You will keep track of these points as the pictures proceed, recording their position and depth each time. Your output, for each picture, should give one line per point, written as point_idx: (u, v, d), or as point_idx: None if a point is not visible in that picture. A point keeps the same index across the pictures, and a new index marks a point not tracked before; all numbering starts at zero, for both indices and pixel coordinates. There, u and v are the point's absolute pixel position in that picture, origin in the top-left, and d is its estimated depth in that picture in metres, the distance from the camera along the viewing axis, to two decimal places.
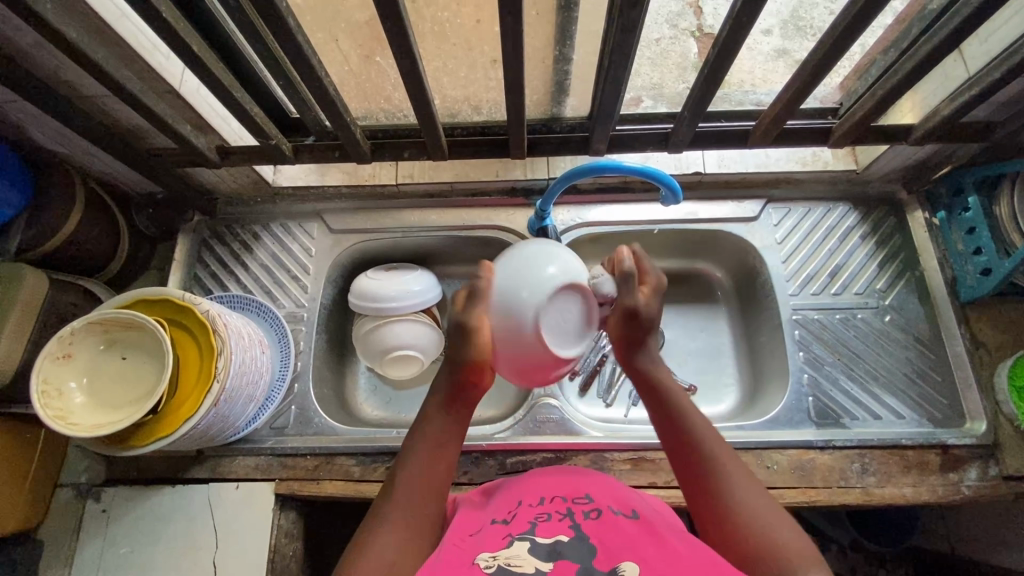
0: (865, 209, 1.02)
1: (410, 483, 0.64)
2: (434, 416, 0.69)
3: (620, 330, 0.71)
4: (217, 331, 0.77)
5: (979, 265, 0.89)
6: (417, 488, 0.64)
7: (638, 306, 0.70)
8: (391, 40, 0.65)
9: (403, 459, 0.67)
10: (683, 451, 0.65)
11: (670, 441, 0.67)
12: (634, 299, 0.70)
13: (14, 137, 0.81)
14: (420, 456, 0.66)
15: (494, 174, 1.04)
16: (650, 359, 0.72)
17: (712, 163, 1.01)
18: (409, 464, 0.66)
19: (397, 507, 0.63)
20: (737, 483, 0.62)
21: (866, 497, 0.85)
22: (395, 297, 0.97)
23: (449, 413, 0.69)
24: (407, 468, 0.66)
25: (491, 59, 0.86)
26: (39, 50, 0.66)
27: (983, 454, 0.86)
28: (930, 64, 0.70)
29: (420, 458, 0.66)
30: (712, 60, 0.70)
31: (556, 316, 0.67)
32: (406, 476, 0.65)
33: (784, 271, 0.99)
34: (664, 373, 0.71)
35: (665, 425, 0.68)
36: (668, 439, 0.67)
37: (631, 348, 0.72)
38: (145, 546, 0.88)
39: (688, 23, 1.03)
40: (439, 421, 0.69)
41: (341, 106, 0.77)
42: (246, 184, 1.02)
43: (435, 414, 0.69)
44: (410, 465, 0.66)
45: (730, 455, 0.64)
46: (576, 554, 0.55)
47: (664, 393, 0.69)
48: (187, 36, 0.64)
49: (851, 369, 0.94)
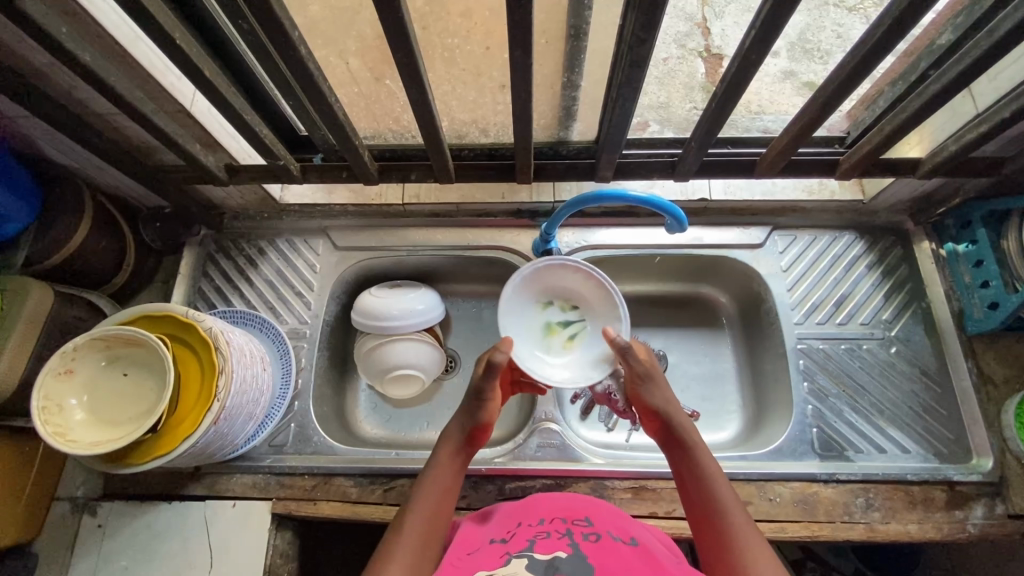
0: (871, 239, 1.01)
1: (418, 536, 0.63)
2: (449, 469, 0.70)
3: (643, 400, 0.72)
4: (218, 349, 0.76)
5: (987, 298, 0.89)
6: (426, 543, 0.63)
7: (648, 373, 0.73)
8: (401, 69, 0.65)
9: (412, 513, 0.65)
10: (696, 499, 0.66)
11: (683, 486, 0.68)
12: (637, 368, 0.73)
13: (26, 150, 0.82)
14: (430, 509, 0.66)
15: (501, 197, 1.04)
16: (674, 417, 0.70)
17: (719, 190, 1.00)
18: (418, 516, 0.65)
19: (406, 555, 0.61)
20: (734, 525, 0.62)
21: (870, 533, 0.84)
22: (396, 315, 0.97)
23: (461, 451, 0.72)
24: (413, 520, 0.65)
25: (500, 85, 0.89)
26: (54, 69, 0.67)
27: (989, 492, 0.85)
28: (939, 103, 0.70)
29: (433, 511, 0.66)
30: (719, 95, 0.70)
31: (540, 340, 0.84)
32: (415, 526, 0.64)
33: (788, 299, 0.99)
34: (691, 430, 0.70)
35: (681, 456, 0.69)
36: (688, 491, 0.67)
37: (651, 414, 0.72)
38: (138, 563, 0.87)
39: (696, 43, 1.05)
40: (456, 476, 0.70)
41: (350, 129, 0.77)
42: (253, 201, 1.03)
43: (449, 468, 0.70)
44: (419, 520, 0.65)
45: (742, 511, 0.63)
46: (575, 572, 0.55)
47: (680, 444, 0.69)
48: (200, 62, 0.65)
49: (856, 402, 0.93)
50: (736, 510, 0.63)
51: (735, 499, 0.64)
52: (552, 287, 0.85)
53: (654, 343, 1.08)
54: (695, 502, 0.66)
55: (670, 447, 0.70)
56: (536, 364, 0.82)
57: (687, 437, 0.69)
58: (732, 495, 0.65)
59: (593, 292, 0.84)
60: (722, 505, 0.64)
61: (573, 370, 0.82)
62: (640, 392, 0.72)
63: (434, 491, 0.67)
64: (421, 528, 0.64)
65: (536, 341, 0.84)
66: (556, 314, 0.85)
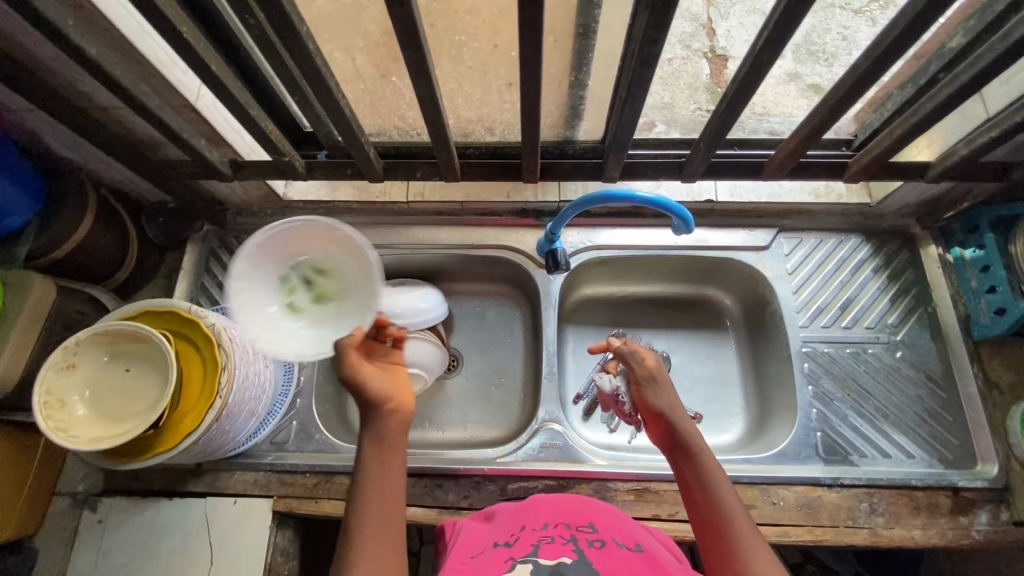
0: (877, 243, 1.01)
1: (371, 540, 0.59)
2: (377, 458, 0.64)
3: (647, 403, 0.72)
4: (223, 346, 0.76)
5: (994, 303, 0.89)
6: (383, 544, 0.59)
7: (654, 377, 0.73)
8: (409, 66, 0.65)
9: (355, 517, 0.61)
10: (700, 507, 0.64)
11: (686, 494, 0.66)
12: (642, 371, 0.73)
13: (29, 143, 0.81)
14: (371, 507, 0.61)
15: (506, 196, 1.04)
16: (680, 424, 0.69)
17: (725, 192, 1.00)
18: (361, 519, 0.60)
19: (363, 566, 0.57)
20: (738, 535, 0.61)
21: (874, 538, 0.83)
22: (400, 314, 0.96)
23: (385, 435, 0.66)
24: (362, 531, 0.59)
25: (507, 83, 0.88)
26: (58, 61, 0.66)
27: (994, 498, 0.85)
28: (950, 107, 0.70)
29: (376, 508, 0.61)
30: (730, 96, 0.69)
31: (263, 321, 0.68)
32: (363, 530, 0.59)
33: (794, 301, 0.98)
34: (697, 436, 0.69)
35: (685, 463, 0.67)
36: (691, 499, 0.65)
37: (655, 419, 0.71)
38: (139, 559, 0.86)
39: (701, 44, 1.05)
40: (390, 463, 0.64)
41: (357, 126, 0.77)
42: (257, 197, 1.02)
43: (376, 458, 0.64)
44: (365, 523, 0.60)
45: (747, 519, 0.62)
46: None
47: (686, 451, 0.68)
48: (207, 57, 0.65)
49: (860, 406, 0.92)
50: (742, 518, 0.62)
51: (739, 506, 0.63)
52: (280, 260, 0.70)
53: (657, 345, 1.08)
54: (698, 510, 0.64)
55: (673, 453, 0.69)
56: (308, 348, 0.68)
57: (693, 444, 0.68)
58: (736, 500, 0.64)
59: (339, 245, 0.71)
60: (727, 511, 0.63)
61: (354, 327, 0.70)
62: (645, 396, 0.72)
63: (370, 488, 0.62)
64: (370, 531, 0.59)
65: (271, 324, 0.69)
66: (311, 291, 0.71)
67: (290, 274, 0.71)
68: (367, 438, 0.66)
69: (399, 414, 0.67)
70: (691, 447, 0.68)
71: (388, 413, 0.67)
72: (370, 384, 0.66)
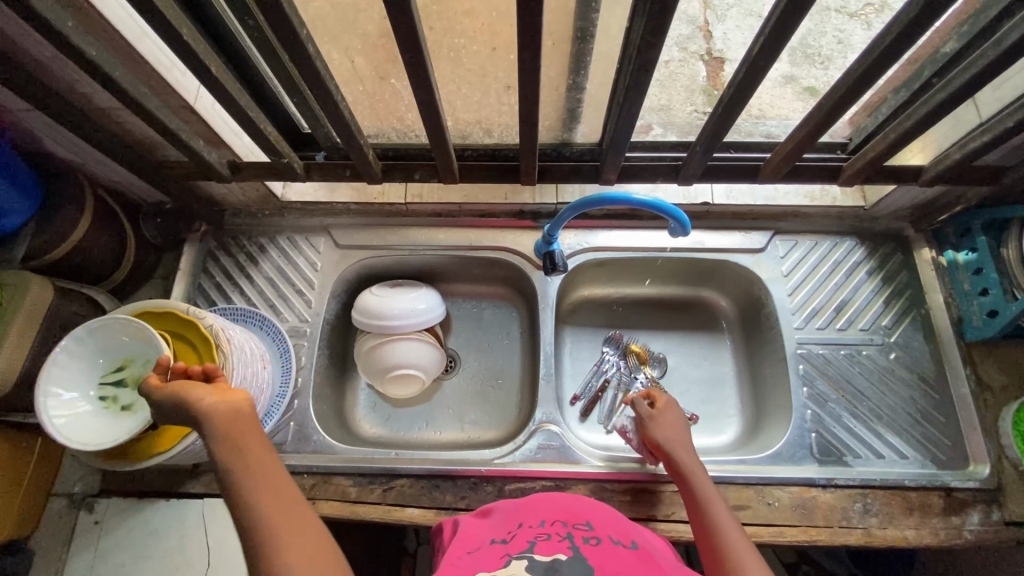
0: (872, 245, 1.02)
1: (285, 532, 0.55)
2: (240, 462, 0.58)
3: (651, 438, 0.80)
4: (220, 346, 0.76)
5: (986, 306, 0.90)
6: (301, 527, 0.56)
7: (658, 415, 0.82)
8: (409, 70, 0.65)
9: (250, 524, 0.55)
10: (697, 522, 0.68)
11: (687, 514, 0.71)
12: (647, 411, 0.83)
13: (26, 143, 0.81)
14: (261, 504, 0.56)
15: (503, 197, 1.05)
16: (680, 454, 0.77)
17: (721, 194, 1.00)
18: (253, 515, 0.55)
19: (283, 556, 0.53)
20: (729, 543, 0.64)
21: (868, 538, 0.84)
22: (399, 314, 0.97)
23: (234, 430, 0.60)
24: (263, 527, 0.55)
25: (505, 86, 0.89)
26: (58, 62, 0.66)
27: (986, 499, 0.86)
28: (943, 112, 0.70)
29: (261, 502, 0.56)
30: (726, 101, 0.70)
31: (87, 415, 0.71)
32: (269, 528, 0.55)
33: (789, 303, 0.99)
34: (696, 464, 0.76)
35: (683, 487, 0.74)
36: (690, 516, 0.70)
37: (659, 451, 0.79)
38: (136, 561, 0.86)
39: (697, 46, 1.06)
40: (258, 462, 0.59)
41: (356, 129, 0.77)
42: (255, 198, 1.02)
43: (240, 461, 0.58)
44: (265, 524, 0.55)
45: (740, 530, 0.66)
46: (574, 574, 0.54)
47: (684, 476, 0.74)
48: (207, 58, 0.65)
49: (854, 408, 0.93)
50: (732, 528, 0.66)
51: (732, 518, 0.67)
52: (92, 369, 0.73)
53: (654, 347, 1.09)
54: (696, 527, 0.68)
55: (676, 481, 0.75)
56: (114, 437, 0.69)
57: (691, 471, 0.74)
58: (727, 512, 0.68)
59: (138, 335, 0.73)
60: (718, 523, 0.67)
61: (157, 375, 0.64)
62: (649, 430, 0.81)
63: (247, 489, 0.57)
64: (274, 525, 0.55)
65: (105, 426, 0.71)
66: (128, 385, 0.73)
67: (100, 382, 0.73)
68: (215, 447, 0.59)
69: (241, 410, 0.61)
70: (689, 472, 0.74)
71: (226, 416, 0.60)
72: (192, 398, 0.60)
